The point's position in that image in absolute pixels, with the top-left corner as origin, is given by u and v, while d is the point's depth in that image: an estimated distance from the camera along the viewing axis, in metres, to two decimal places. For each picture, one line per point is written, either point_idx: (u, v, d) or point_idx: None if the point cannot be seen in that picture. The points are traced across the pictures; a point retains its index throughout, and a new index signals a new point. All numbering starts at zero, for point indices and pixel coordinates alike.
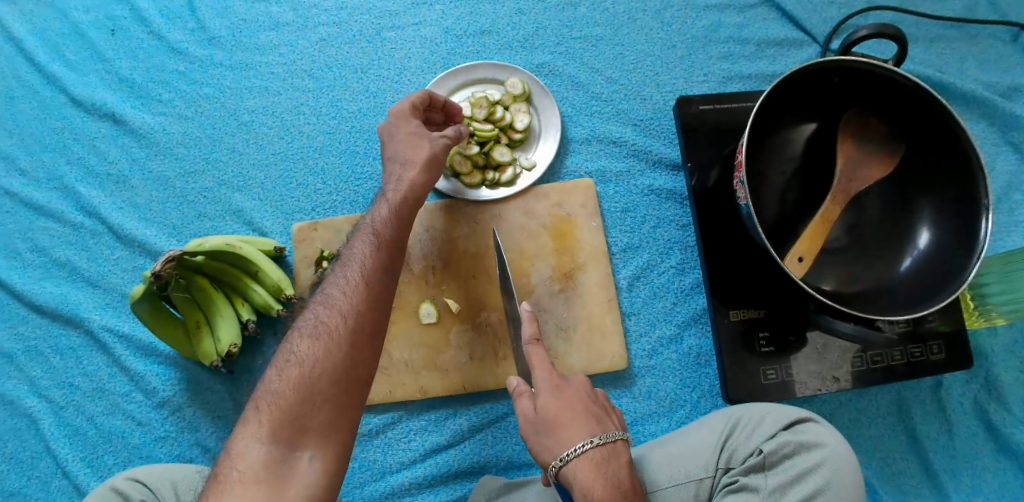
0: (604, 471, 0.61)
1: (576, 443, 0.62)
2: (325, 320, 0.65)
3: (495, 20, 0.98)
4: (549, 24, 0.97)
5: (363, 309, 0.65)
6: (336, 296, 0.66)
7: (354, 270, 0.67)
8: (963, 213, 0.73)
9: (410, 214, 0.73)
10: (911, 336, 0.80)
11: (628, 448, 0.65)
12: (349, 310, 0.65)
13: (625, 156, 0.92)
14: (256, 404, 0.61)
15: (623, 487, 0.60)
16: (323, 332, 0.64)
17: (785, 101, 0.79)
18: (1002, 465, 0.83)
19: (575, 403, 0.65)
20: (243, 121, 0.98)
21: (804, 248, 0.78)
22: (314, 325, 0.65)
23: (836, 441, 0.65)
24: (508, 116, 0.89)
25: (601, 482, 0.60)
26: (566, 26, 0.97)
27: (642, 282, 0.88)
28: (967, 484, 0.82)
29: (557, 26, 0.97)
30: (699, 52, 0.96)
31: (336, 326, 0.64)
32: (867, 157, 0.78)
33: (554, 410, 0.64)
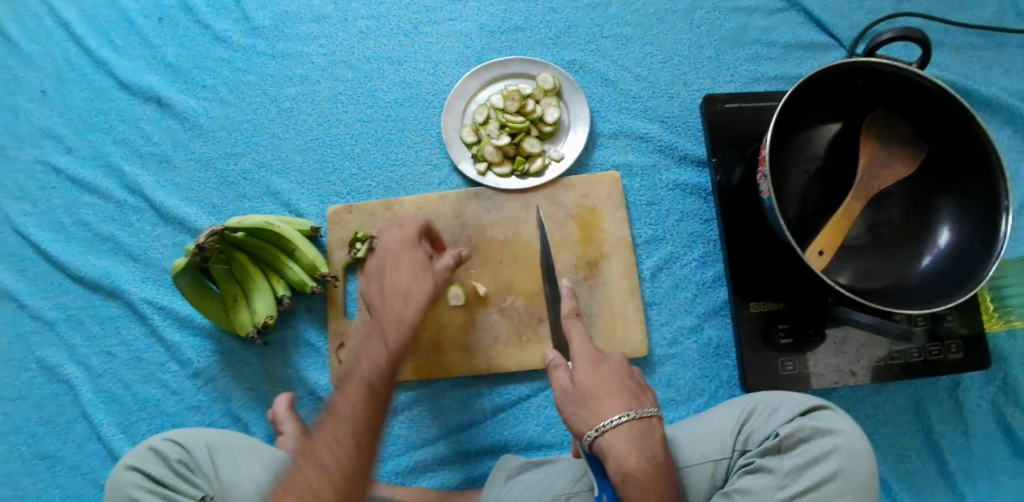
0: (639, 444, 0.63)
1: (612, 415, 0.64)
2: (325, 452, 0.65)
3: (528, 18, 1.01)
4: (581, 23, 1.00)
5: (354, 457, 0.65)
6: (325, 446, 0.66)
7: (342, 424, 0.67)
8: (984, 213, 0.74)
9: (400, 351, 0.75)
10: (929, 334, 0.81)
11: (660, 425, 0.66)
12: (337, 468, 0.64)
13: (651, 151, 0.95)
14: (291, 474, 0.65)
15: (656, 459, 0.63)
16: (323, 462, 0.65)
17: (810, 102, 0.81)
18: (1017, 467, 0.83)
19: (611, 376, 0.67)
20: (283, 107, 1.02)
21: (825, 242, 0.79)
22: (314, 453, 0.65)
23: (850, 428, 0.67)
24: (539, 110, 0.92)
25: (637, 454, 0.62)
26: (597, 25, 1.00)
27: (665, 273, 0.90)
28: (982, 484, 0.83)
29: (589, 25, 1.00)
30: (727, 53, 0.98)
31: (336, 455, 0.65)
32: (892, 158, 0.79)
33: (592, 382, 0.67)
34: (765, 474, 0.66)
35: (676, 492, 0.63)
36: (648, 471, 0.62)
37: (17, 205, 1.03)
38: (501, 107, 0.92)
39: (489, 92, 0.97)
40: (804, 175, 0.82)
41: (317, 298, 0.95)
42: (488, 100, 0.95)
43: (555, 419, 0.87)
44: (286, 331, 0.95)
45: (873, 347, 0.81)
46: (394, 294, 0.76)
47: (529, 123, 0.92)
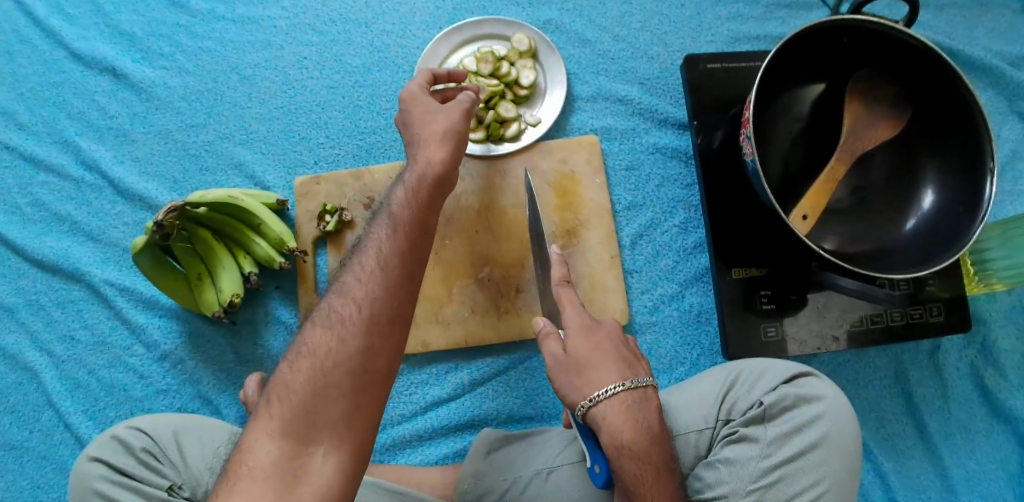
0: (634, 414, 0.62)
1: (606, 385, 0.62)
2: (339, 308, 0.56)
3: None
4: None
5: (384, 293, 0.56)
6: (352, 284, 0.56)
7: (370, 259, 0.58)
8: (969, 175, 0.72)
9: (431, 193, 0.63)
10: (911, 298, 0.79)
11: (656, 396, 0.65)
12: (365, 304, 0.55)
13: (632, 114, 0.92)
14: (312, 320, 0.56)
15: (652, 429, 0.62)
16: (338, 321, 0.55)
17: (794, 62, 0.78)
18: (994, 430, 0.82)
19: (605, 344, 0.65)
20: (245, 75, 0.96)
21: (810, 206, 0.78)
22: (329, 313, 0.56)
23: (835, 393, 0.66)
24: (513, 72, 0.88)
25: (631, 425, 0.61)
26: None
27: (645, 240, 0.88)
28: (960, 447, 0.81)
29: None
30: (708, 13, 0.94)
31: (352, 315, 0.55)
32: (875, 119, 0.77)
33: (585, 350, 0.64)
34: (747, 445, 0.65)
35: (666, 459, 0.63)
36: (641, 441, 0.61)
37: None
38: (474, 70, 0.88)
39: (461, 55, 0.93)
40: (787, 139, 0.80)
41: (287, 273, 0.92)
42: (460, 63, 0.90)
43: (534, 391, 0.85)
44: (256, 308, 0.91)
45: (855, 311, 0.79)
46: (417, 148, 0.66)
47: (503, 86, 0.88)
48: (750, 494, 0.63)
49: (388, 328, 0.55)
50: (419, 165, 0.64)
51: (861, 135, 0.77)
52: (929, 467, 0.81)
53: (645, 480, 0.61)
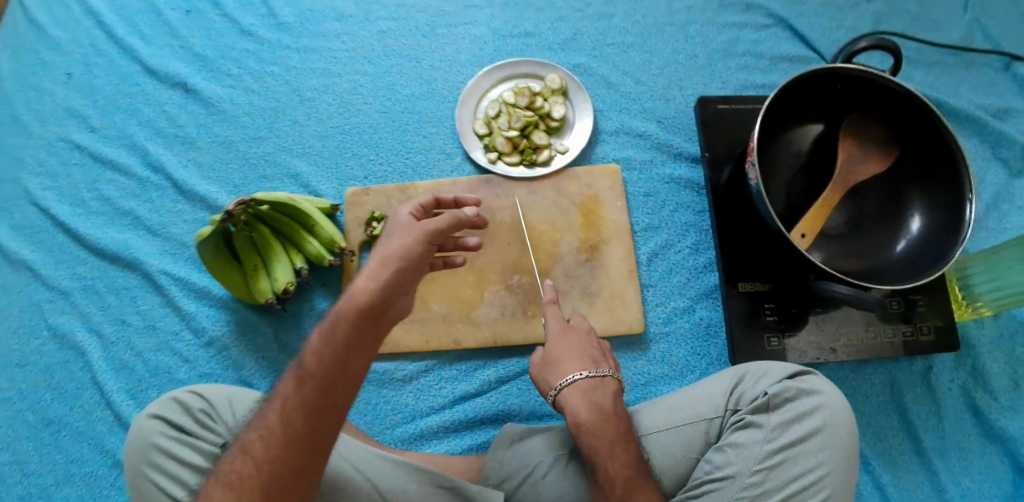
0: (590, 397, 0.75)
1: (568, 375, 0.76)
2: (241, 468, 0.63)
3: (537, 24, 1.09)
4: (586, 31, 1.08)
5: (283, 452, 0.62)
6: (256, 441, 0.63)
7: (277, 411, 0.64)
8: (951, 203, 0.82)
9: (350, 334, 0.64)
10: (902, 317, 0.86)
11: (618, 386, 0.77)
12: (267, 459, 0.62)
13: (649, 148, 1.02)
14: (215, 476, 0.64)
15: (606, 410, 0.74)
16: (237, 480, 0.62)
17: (794, 104, 0.89)
18: (988, 450, 0.85)
19: (575, 344, 0.79)
20: (305, 97, 1.09)
21: (807, 226, 0.86)
22: (231, 470, 0.63)
23: (833, 390, 0.72)
24: (546, 106, 1.00)
25: (585, 405, 0.74)
26: (600, 34, 1.08)
27: (660, 258, 0.96)
28: (955, 465, 0.84)
29: (593, 34, 1.08)
30: (719, 64, 1.06)
31: (250, 475, 0.62)
32: (868, 154, 0.87)
33: (559, 348, 0.79)
34: (754, 431, 0.71)
35: (629, 436, 0.72)
36: (596, 418, 0.73)
37: (39, 180, 1.08)
38: (512, 102, 1.00)
39: (500, 90, 1.05)
40: (789, 172, 0.89)
41: (334, 273, 1.01)
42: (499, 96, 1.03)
43: None
44: (301, 303, 1.00)
45: (850, 327, 0.87)
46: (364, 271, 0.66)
47: (537, 117, 0.99)
48: (756, 474, 0.69)
49: (291, 478, 0.62)
50: (346, 301, 0.64)
51: (856, 165, 0.87)
52: (924, 481, 0.84)
53: (600, 451, 0.70)
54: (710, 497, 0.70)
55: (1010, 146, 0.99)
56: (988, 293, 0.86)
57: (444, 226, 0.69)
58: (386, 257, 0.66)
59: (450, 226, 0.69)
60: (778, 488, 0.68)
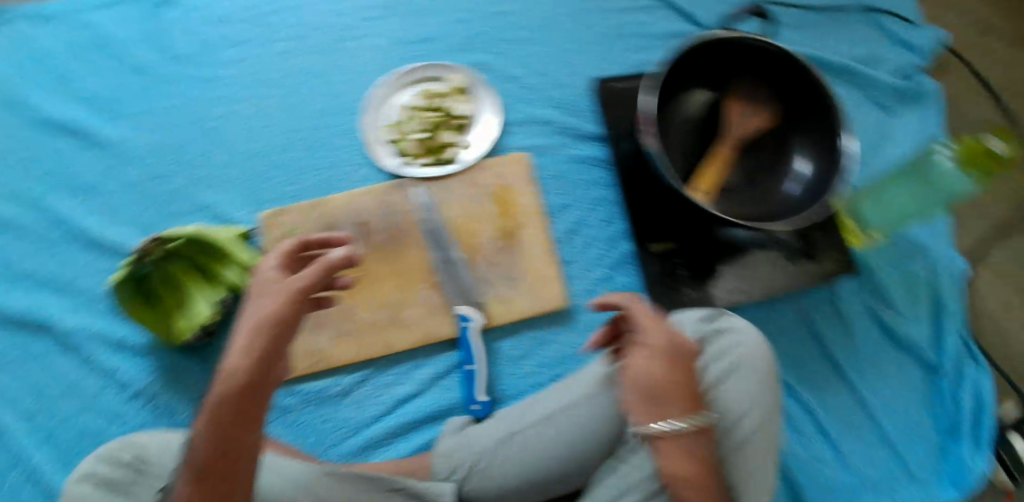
0: (669, 387, 0.69)
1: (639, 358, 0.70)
2: None
3: (434, 28, 1.04)
4: (487, 31, 1.04)
5: None
6: None
7: None
8: (830, 144, 0.87)
9: (238, 416, 0.53)
10: (803, 253, 0.91)
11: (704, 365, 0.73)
12: None
13: (556, 133, 0.98)
14: None
15: (680, 398, 0.68)
16: None
17: (686, 73, 0.91)
18: (899, 361, 0.90)
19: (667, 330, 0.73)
20: (209, 127, 1.04)
21: (705, 184, 0.88)
22: None
23: (746, 326, 0.77)
24: (450, 106, 0.97)
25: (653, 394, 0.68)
26: (501, 30, 1.04)
27: (577, 235, 0.93)
28: (873, 379, 0.89)
29: (495, 33, 1.04)
30: (614, 46, 1.04)
31: None
32: (752, 112, 0.91)
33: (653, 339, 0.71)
34: None
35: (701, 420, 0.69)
36: (670, 408, 0.68)
37: None
38: (422, 106, 0.97)
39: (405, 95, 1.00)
40: (686, 136, 0.91)
41: None
42: (406, 101, 0.98)
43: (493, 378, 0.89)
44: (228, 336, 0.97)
45: (758, 269, 0.90)
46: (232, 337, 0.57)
47: (444, 117, 0.96)
48: None
49: None
50: (223, 379, 0.54)
51: (746, 120, 0.91)
52: (850, 403, 0.89)
53: (669, 441, 0.67)
54: None
55: (886, 90, 1.07)
56: (882, 222, 0.92)
57: (315, 278, 0.58)
58: (257, 322, 0.56)
59: (322, 275, 0.59)
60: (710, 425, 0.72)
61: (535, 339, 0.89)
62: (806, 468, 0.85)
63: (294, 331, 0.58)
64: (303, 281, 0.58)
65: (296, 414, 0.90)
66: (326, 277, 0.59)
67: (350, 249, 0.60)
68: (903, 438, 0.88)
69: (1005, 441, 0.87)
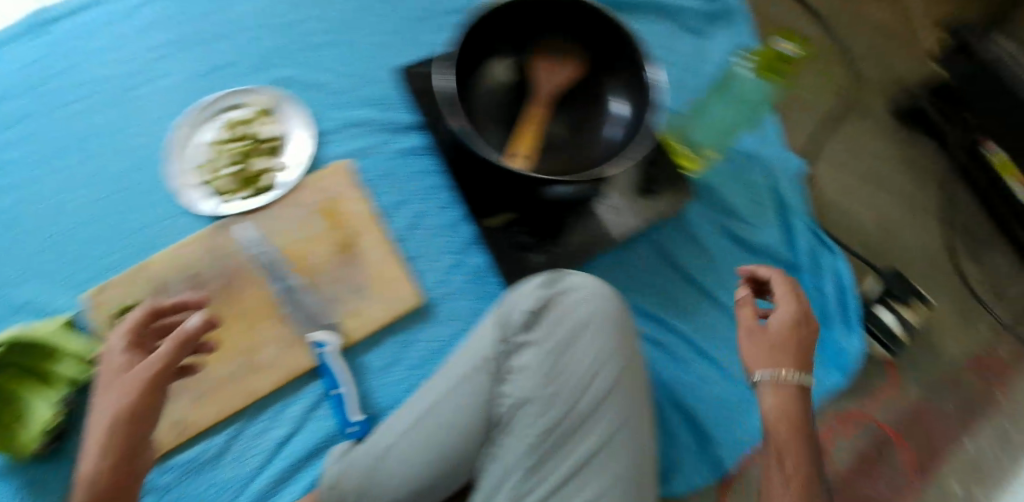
0: (781, 349, 0.62)
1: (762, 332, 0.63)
2: None
3: (232, 54, 0.96)
4: (288, 46, 0.96)
5: None
6: None
7: None
8: (639, 82, 0.82)
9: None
10: (641, 190, 0.88)
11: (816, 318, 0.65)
12: None
13: (374, 131, 0.93)
14: None
15: (804, 354, 0.63)
16: None
17: (483, 44, 0.84)
18: (759, 266, 0.92)
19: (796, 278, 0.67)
20: (9, 219, 0.91)
21: (524, 147, 0.81)
22: None
23: (586, 280, 0.75)
24: (256, 129, 0.90)
25: (778, 355, 0.62)
26: (303, 40, 0.96)
27: (418, 229, 0.90)
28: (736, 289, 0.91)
29: (294, 44, 0.96)
30: (421, 29, 0.99)
31: None
32: (561, 66, 0.86)
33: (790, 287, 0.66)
34: (532, 349, 0.71)
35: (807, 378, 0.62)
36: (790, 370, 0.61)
37: None
38: (225, 139, 0.89)
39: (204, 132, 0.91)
40: (500, 106, 0.85)
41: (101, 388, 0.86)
42: (209, 137, 0.90)
43: (367, 391, 0.84)
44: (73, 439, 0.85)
45: (597, 217, 0.87)
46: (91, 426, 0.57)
47: (251, 143, 0.89)
48: (549, 385, 0.70)
49: None
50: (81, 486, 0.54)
51: (556, 75, 0.86)
52: (716, 318, 0.91)
53: (783, 412, 0.60)
54: (520, 424, 0.70)
55: None
56: (706, 138, 0.92)
57: (172, 357, 0.59)
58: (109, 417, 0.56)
59: (180, 351, 0.60)
60: (570, 388, 0.70)
61: (399, 340, 0.86)
62: (688, 389, 0.88)
63: (160, 407, 0.59)
64: (157, 365, 0.58)
65: (174, 490, 0.82)
66: (184, 352, 0.60)
67: (204, 317, 0.61)
68: None
69: (875, 317, 0.90)
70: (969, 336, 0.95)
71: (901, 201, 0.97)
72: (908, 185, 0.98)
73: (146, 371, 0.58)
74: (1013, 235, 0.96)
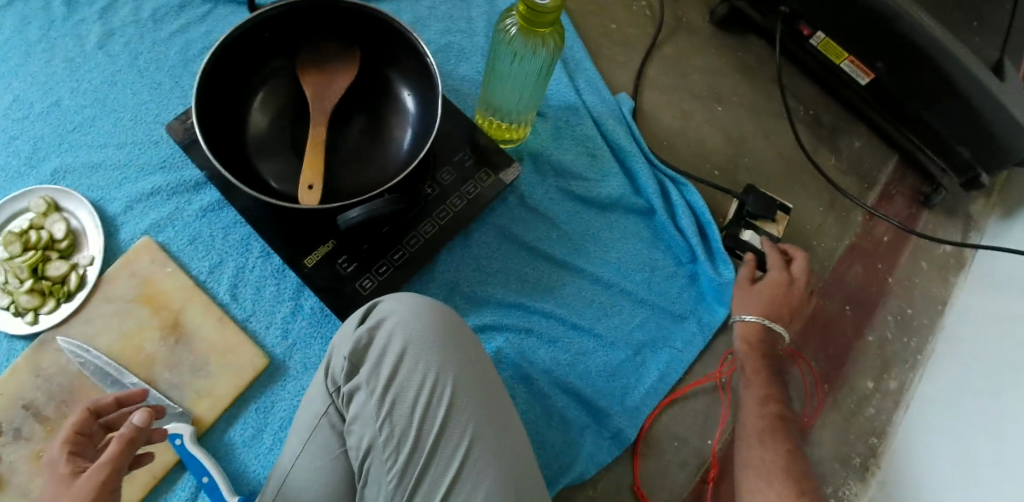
0: (753, 306, 0.80)
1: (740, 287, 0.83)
2: None
3: None
4: (47, 133, 0.88)
5: None
6: None
7: None
8: (421, 69, 0.77)
9: None
10: (460, 179, 0.83)
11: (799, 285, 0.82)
12: None
13: (168, 198, 0.87)
14: None
15: (772, 310, 0.80)
16: None
17: (240, 70, 0.75)
18: (610, 217, 0.90)
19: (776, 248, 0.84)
20: None
21: (311, 175, 0.71)
22: None
23: (401, 302, 0.69)
24: (44, 233, 0.81)
25: (749, 331, 0.80)
26: (61, 126, 0.88)
27: (243, 286, 0.84)
28: (594, 249, 0.88)
29: (53, 132, 0.88)
30: (188, 75, 0.94)
31: None
32: (334, 69, 0.77)
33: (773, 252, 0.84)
34: (360, 395, 0.65)
35: (769, 341, 0.79)
36: (758, 335, 0.79)
37: None
38: (9, 255, 0.80)
39: None
40: (281, 132, 0.78)
41: None
42: None
43: (238, 469, 0.78)
44: None
45: (421, 222, 0.81)
46: None
47: (41, 251, 0.80)
48: (384, 428, 0.64)
49: None
50: None
51: (329, 83, 0.77)
52: (581, 284, 0.86)
53: (751, 349, 0.79)
54: (373, 473, 0.64)
55: None
56: (524, 105, 0.86)
57: (119, 457, 0.55)
58: None
59: (128, 449, 0.56)
60: (408, 424, 0.64)
61: (257, 406, 0.80)
62: (578, 368, 0.82)
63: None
64: (102, 471, 0.54)
65: None
66: (132, 452, 0.56)
67: (147, 411, 0.58)
68: (650, 289, 0.87)
69: (741, 240, 0.88)
70: (845, 230, 0.95)
71: (740, 113, 1.01)
72: (736, 96, 1.02)
73: (95, 476, 0.53)
74: (856, 110, 1.00)
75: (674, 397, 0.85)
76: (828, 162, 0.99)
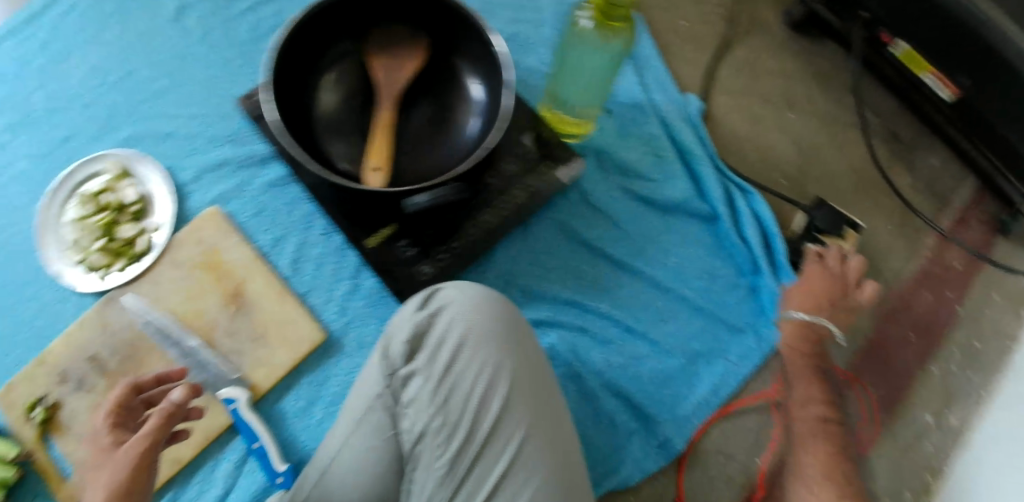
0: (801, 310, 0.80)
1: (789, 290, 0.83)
2: None
3: (71, 123, 0.89)
4: (122, 101, 0.90)
5: None
6: None
7: None
8: (489, 58, 0.76)
9: None
10: (524, 171, 0.82)
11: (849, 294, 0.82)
12: None
13: (235, 170, 0.89)
14: None
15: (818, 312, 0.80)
16: None
17: (312, 50, 0.76)
18: (670, 221, 0.88)
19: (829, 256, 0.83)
20: None
21: (378, 159, 0.71)
22: None
23: (461, 291, 0.69)
24: (116, 196, 0.84)
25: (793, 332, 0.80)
26: (137, 94, 0.91)
27: (304, 261, 0.86)
28: (652, 252, 0.87)
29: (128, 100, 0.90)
30: (257, 52, 0.95)
31: None
32: (404, 54, 0.77)
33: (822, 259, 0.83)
34: (418, 379, 0.66)
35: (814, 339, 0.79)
36: (803, 336, 0.79)
37: None
38: (84, 215, 0.83)
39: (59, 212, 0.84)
40: (351, 114, 0.79)
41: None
42: (67, 217, 0.83)
43: (290, 439, 0.79)
44: None
45: (483, 212, 0.81)
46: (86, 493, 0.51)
47: (113, 213, 0.83)
48: (440, 414, 0.65)
49: None
50: None
51: (397, 67, 0.77)
52: (637, 287, 0.85)
53: (796, 350, 0.79)
54: (424, 458, 0.65)
55: None
56: (591, 99, 0.84)
57: (158, 432, 0.54)
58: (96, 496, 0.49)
59: (166, 425, 0.54)
60: (462, 411, 0.65)
61: (310, 380, 0.82)
62: (627, 371, 0.82)
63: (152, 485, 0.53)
64: (143, 442, 0.53)
65: None
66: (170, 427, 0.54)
67: (187, 387, 0.56)
68: (707, 298, 0.86)
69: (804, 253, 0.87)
70: (914, 253, 0.93)
71: (808, 124, 0.98)
72: (807, 106, 0.99)
73: (135, 448, 0.52)
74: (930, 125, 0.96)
75: (729, 410, 0.86)
76: (901, 181, 0.96)
